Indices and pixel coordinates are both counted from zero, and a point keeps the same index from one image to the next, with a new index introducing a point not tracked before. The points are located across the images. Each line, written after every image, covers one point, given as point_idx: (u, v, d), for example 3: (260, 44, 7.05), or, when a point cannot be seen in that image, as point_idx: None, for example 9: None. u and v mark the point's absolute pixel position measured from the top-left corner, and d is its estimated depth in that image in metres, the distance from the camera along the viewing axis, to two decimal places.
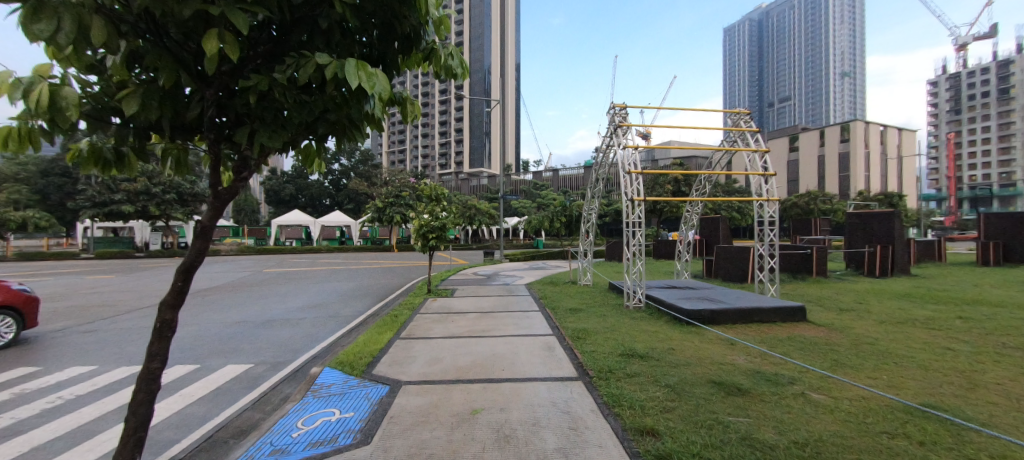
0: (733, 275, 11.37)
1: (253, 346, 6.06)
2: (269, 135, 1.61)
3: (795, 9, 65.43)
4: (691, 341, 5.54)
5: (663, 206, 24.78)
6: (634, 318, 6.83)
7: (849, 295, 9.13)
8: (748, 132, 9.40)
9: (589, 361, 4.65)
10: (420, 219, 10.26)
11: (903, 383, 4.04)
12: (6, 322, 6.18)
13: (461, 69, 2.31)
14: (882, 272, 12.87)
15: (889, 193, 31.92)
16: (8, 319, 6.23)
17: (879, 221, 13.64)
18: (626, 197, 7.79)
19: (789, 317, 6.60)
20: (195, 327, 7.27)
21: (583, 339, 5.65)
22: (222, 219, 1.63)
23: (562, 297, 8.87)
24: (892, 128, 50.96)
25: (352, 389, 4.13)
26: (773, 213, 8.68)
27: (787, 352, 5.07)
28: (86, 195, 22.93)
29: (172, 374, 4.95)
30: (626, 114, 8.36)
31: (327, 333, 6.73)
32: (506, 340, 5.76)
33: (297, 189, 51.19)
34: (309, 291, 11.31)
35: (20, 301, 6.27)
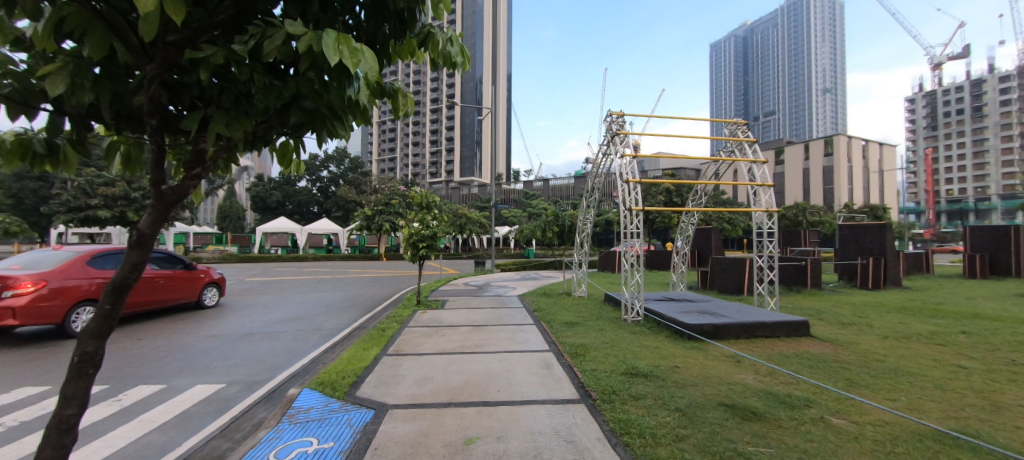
0: (729, 287, 11.18)
1: (227, 362, 5.59)
2: (229, 125, 1.31)
3: (778, 28, 67.72)
4: (696, 358, 5.28)
5: (655, 217, 24.75)
6: (633, 333, 6.54)
7: (847, 309, 9.03)
8: (745, 143, 9.29)
9: (590, 381, 4.36)
10: (411, 228, 9.89)
11: (922, 405, 3.85)
12: (215, 292, 9.81)
13: (461, 58, 2.06)
14: (875, 285, 12.87)
15: (873, 207, 32.61)
16: (214, 291, 9.81)
17: (872, 233, 13.68)
18: (623, 206, 7.55)
19: (792, 332, 6.42)
20: (165, 341, 6.73)
21: (582, 356, 5.34)
22: (165, 226, 1.30)
23: (557, 310, 8.56)
24: (873, 143, 52.35)
25: (333, 414, 3.74)
26: (771, 225, 8.52)
27: (798, 371, 4.85)
28: (60, 200, 21.97)
29: (136, 394, 4.51)
30: (623, 122, 8.14)
31: (309, 348, 6.29)
32: (500, 356, 5.42)
33: (284, 196, 50.31)
34: (292, 301, 10.82)
35: (221, 279, 9.92)
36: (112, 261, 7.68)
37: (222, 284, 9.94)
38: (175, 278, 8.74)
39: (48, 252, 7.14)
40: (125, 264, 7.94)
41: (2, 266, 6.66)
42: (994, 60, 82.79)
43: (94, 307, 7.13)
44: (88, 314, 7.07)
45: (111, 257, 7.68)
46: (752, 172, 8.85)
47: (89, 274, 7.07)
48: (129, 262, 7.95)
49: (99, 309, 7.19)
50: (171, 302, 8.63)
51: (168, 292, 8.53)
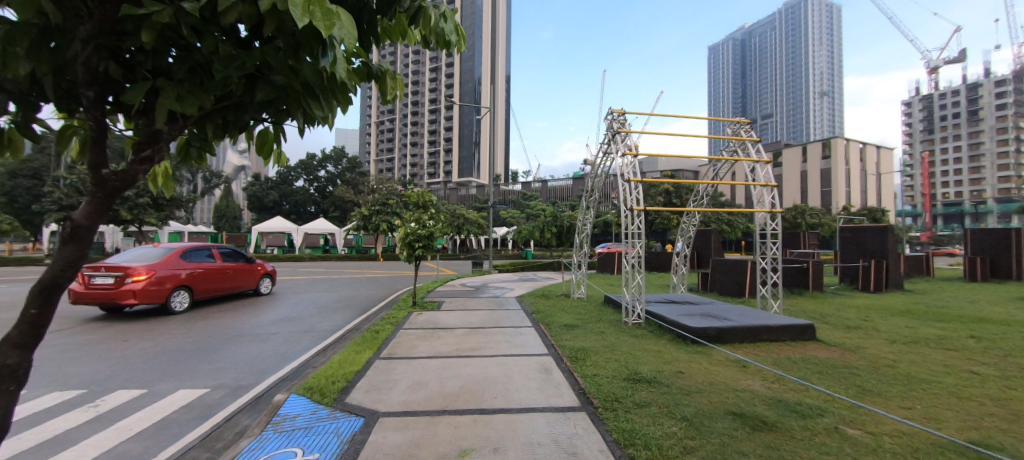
0: (730, 289, 11.03)
1: (214, 365, 5.38)
2: (182, 100, 1.12)
3: (776, 31, 68.12)
4: (700, 363, 5.11)
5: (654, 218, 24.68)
6: (635, 336, 6.35)
7: (851, 312, 8.89)
8: (748, 142, 9.10)
9: (592, 388, 4.17)
10: (407, 227, 9.69)
11: (938, 414, 3.69)
12: (269, 282, 11.71)
13: (456, 36, 1.87)
14: (877, 287, 12.75)
15: (872, 209, 32.67)
16: (268, 281, 11.71)
17: (873, 236, 13.58)
18: (625, 206, 7.38)
19: (797, 336, 6.26)
20: (151, 343, 6.50)
21: (582, 360, 5.15)
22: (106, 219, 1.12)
23: (556, 312, 8.36)
24: (870, 146, 52.51)
25: (320, 422, 3.53)
26: (775, 226, 8.36)
27: (805, 377, 4.69)
28: (52, 197, 21.66)
29: (118, 397, 4.31)
30: (625, 120, 7.97)
31: (299, 351, 6.07)
32: (498, 359, 5.23)
33: (281, 196, 50.00)
34: (286, 302, 10.59)
35: (272, 271, 11.77)
36: (195, 255, 9.63)
37: (273, 275, 11.78)
38: (239, 269, 10.62)
39: (150, 248, 9.10)
40: (202, 258, 9.83)
41: (119, 259, 8.64)
42: (990, 63, 83.33)
43: (184, 291, 9.06)
44: (181, 297, 9.02)
45: (194, 252, 9.60)
46: (755, 172, 8.70)
47: (180, 265, 9.02)
48: (206, 256, 9.88)
49: (189, 293, 9.14)
50: (237, 290, 10.52)
51: (234, 281, 10.41)
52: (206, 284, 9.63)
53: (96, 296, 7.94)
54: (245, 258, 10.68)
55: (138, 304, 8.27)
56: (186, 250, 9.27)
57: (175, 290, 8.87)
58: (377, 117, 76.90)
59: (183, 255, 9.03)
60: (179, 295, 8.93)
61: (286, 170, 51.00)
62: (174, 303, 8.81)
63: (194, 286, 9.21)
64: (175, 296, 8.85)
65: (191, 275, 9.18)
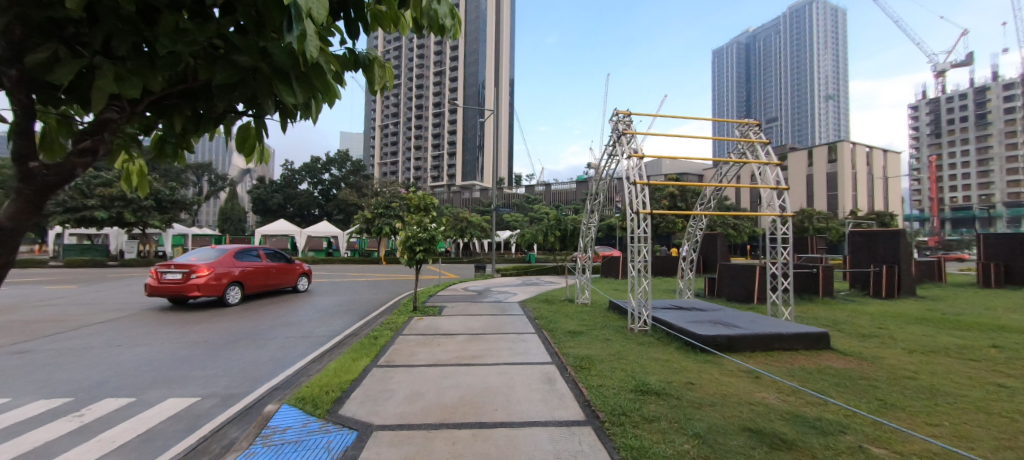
0: (738, 295, 10.77)
1: (206, 372, 5.21)
2: (123, 83, 0.96)
3: (780, 34, 67.94)
4: (711, 373, 4.88)
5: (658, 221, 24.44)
6: (642, 344, 6.12)
7: (864, 319, 8.62)
8: (757, 144, 8.86)
9: (598, 400, 3.96)
10: (408, 230, 9.53)
11: (969, 432, 3.45)
12: (306, 280, 13.06)
13: (452, 23, 1.72)
14: (888, 293, 12.43)
15: (880, 213, 32.19)
16: (305, 279, 13.06)
17: (884, 240, 13.27)
18: (631, 209, 7.17)
19: (811, 345, 6.02)
20: (145, 347, 6.35)
21: (587, 369, 4.94)
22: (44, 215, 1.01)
23: (560, 318, 8.15)
24: (877, 150, 51.98)
25: (311, 436, 3.34)
26: (786, 230, 8.09)
27: (823, 390, 4.45)
28: (57, 200, 21.79)
29: (104, 406, 4.15)
30: (631, 121, 7.77)
31: (295, 358, 5.89)
32: (499, 368, 5.04)
33: (285, 199, 50.23)
34: (285, 306, 10.45)
35: (308, 270, 13.11)
36: (245, 255, 11.06)
37: (310, 274, 13.12)
38: (281, 269, 11.99)
39: (209, 249, 10.57)
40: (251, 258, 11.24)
41: (185, 258, 10.12)
42: (998, 67, 82.44)
43: (238, 286, 10.48)
44: (234, 291, 10.40)
45: (244, 253, 11.01)
46: (764, 175, 8.47)
47: (234, 263, 10.42)
48: (254, 257, 11.26)
49: (240, 288, 10.49)
50: (279, 286, 11.89)
51: (278, 279, 11.79)
52: (254, 281, 10.99)
53: (167, 289, 9.37)
54: (286, 258, 12.03)
55: (200, 296, 9.66)
56: (238, 251, 10.67)
57: (229, 285, 10.24)
58: (382, 121, 77.28)
59: (236, 256, 10.42)
60: (233, 290, 10.32)
61: (290, 173, 51.26)
62: (229, 296, 10.19)
63: (245, 283, 10.57)
64: (229, 291, 10.21)
65: (242, 272, 10.55)
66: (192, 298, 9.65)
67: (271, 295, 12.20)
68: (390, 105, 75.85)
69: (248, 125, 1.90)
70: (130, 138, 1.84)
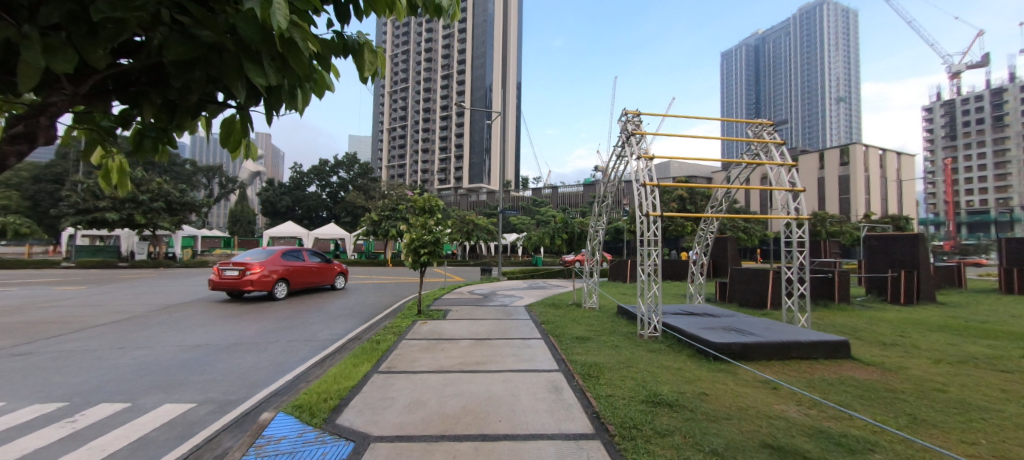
0: (751, 300, 10.48)
1: (205, 377, 5.11)
2: (53, 56, 0.84)
3: (790, 36, 67.20)
4: (725, 383, 4.66)
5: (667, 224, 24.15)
6: (652, 351, 5.90)
7: (884, 326, 8.30)
8: (771, 144, 8.58)
9: (607, 412, 3.76)
10: (412, 232, 9.42)
11: (1009, 451, 3.19)
12: (341, 278, 14.53)
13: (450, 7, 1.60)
14: (907, 300, 12.03)
15: (895, 217, 31.50)
16: (341, 278, 14.53)
17: (902, 244, 12.86)
18: (640, 211, 6.96)
19: (831, 353, 5.75)
20: (145, 351, 6.27)
21: (595, 377, 4.74)
22: None
23: (566, 323, 7.96)
24: (891, 153, 50.99)
25: (306, 447, 3.18)
26: (802, 234, 7.78)
27: (846, 402, 4.20)
28: (70, 202, 22.13)
29: (98, 411, 4.06)
30: (640, 122, 7.56)
31: (296, 362, 5.77)
32: (504, 375, 4.85)
33: (294, 201, 50.69)
34: (290, 308, 10.37)
35: (343, 269, 14.54)
36: (291, 255, 12.59)
37: (345, 273, 14.58)
38: (320, 268, 13.49)
39: (261, 249, 12.19)
40: (296, 258, 12.78)
41: (242, 257, 11.75)
42: (1016, 67, 80.60)
43: (284, 283, 12.00)
44: (280, 287, 11.88)
45: (290, 253, 12.54)
46: (778, 176, 8.20)
47: (281, 262, 11.93)
48: (298, 257, 12.75)
49: (285, 284, 11.96)
50: (319, 284, 13.36)
51: (318, 276, 13.28)
52: (297, 278, 12.47)
53: (226, 284, 10.95)
54: (325, 259, 13.47)
55: (253, 290, 11.18)
56: (284, 252, 12.16)
57: (277, 281, 11.73)
58: (390, 124, 77.81)
59: (283, 256, 11.91)
60: (280, 286, 11.82)
61: (299, 176, 51.78)
62: (276, 291, 11.71)
63: (289, 280, 12.04)
64: (276, 286, 11.70)
65: (287, 270, 12.01)
66: (246, 291, 11.21)
67: (300, 293, 13.14)
68: (398, 109, 76.38)
69: (232, 118, 1.82)
70: (109, 133, 1.78)
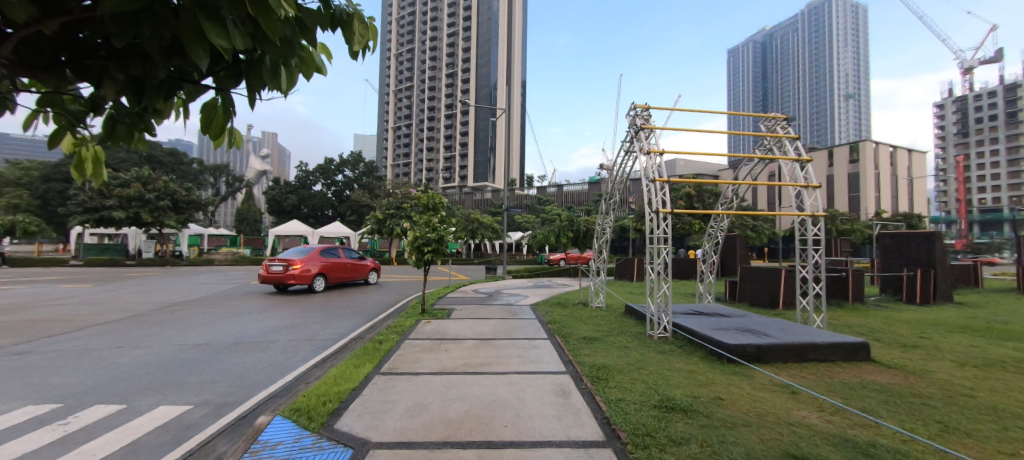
0: (762, 300, 10.23)
1: (203, 377, 4.99)
2: None
3: (798, 32, 66.31)
4: (740, 387, 4.45)
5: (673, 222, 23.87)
6: (662, 353, 5.69)
7: (903, 327, 8.01)
8: (785, 139, 8.29)
9: (618, 418, 3.57)
10: (416, 230, 9.26)
11: None
12: (374, 274, 15.67)
13: None
14: (924, 300, 11.70)
15: (907, 215, 30.88)
16: (373, 273, 15.66)
17: (918, 243, 12.48)
18: (650, 208, 6.75)
19: (850, 356, 5.51)
20: (145, 350, 6.19)
21: (604, 380, 4.55)
22: None
23: (573, 323, 7.77)
24: (902, 150, 50.07)
25: (302, 453, 3.02)
26: (817, 231, 7.48)
27: (870, 408, 3.97)
28: (77, 200, 22.27)
29: (92, 413, 3.95)
30: (649, 116, 7.33)
31: (296, 362, 5.65)
32: (509, 378, 4.68)
33: (299, 200, 50.91)
34: (293, 307, 10.27)
35: (375, 266, 15.66)
36: (328, 252, 13.82)
37: (378, 269, 15.71)
38: (355, 264, 14.65)
39: (302, 247, 13.49)
40: (332, 255, 14.00)
41: (286, 254, 13.09)
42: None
43: (322, 278, 13.22)
44: (319, 281, 13.13)
45: (327, 251, 13.77)
46: (793, 172, 7.91)
47: (319, 258, 13.15)
48: (335, 254, 13.97)
49: (323, 279, 13.19)
50: (353, 279, 14.54)
51: (352, 272, 14.44)
52: (334, 273, 13.69)
53: (273, 278, 12.28)
54: (359, 256, 14.61)
55: (295, 283, 12.46)
56: (323, 249, 13.39)
57: (316, 276, 12.97)
58: (394, 123, 77.95)
59: (321, 253, 13.13)
60: (318, 280, 13.05)
61: (304, 175, 52.02)
62: (316, 285, 12.96)
63: (327, 275, 13.25)
64: (315, 280, 12.94)
65: (325, 266, 13.22)
66: (290, 285, 12.51)
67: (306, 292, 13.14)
68: (403, 107, 76.47)
69: (214, 102, 1.68)
70: (79, 119, 1.65)
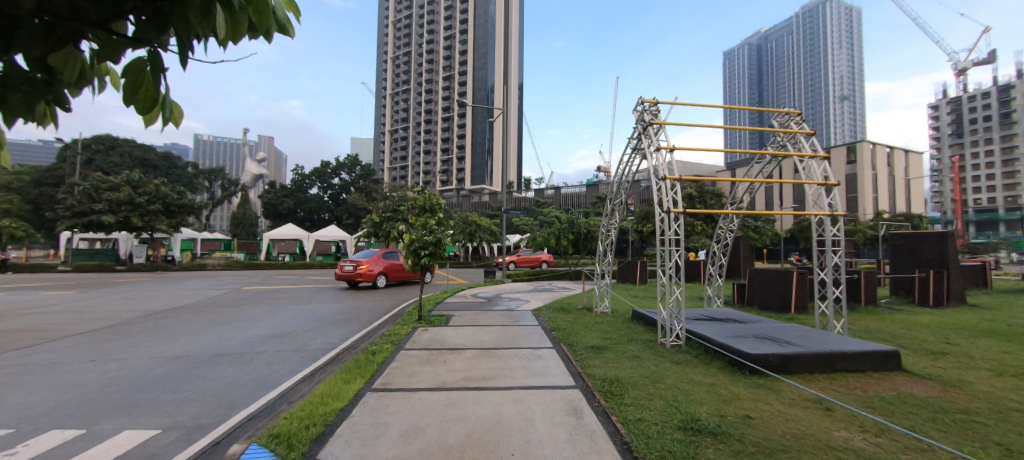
0: (773, 303, 9.85)
1: (178, 395, 4.56)
2: None
3: (794, 34, 66.43)
4: (769, 403, 4.04)
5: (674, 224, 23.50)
6: (678, 363, 5.27)
7: (923, 332, 7.62)
8: (800, 135, 7.87)
9: (641, 443, 3.14)
10: (412, 233, 8.82)
11: None
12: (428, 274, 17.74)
13: None
14: (937, 302, 11.31)
15: (909, 216, 30.60)
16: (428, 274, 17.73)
17: (930, 244, 12.13)
18: (661, 208, 6.32)
19: (880, 365, 5.12)
20: (120, 363, 5.74)
21: (619, 396, 4.15)
22: None
23: (578, 330, 7.36)
24: (899, 151, 50.04)
25: None
26: (838, 231, 7.00)
27: (917, 427, 3.57)
28: (65, 204, 21.72)
29: (46, 441, 3.49)
30: (658, 111, 6.91)
31: (282, 377, 5.20)
32: (514, 394, 4.26)
33: (295, 204, 50.43)
34: (284, 314, 9.80)
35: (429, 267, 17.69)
36: (389, 255, 16.01)
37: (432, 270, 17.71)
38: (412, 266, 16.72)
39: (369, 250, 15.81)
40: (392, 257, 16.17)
41: (356, 256, 15.49)
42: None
43: (384, 276, 15.42)
44: (381, 279, 15.36)
45: (388, 253, 15.96)
46: (810, 170, 7.50)
47: (380, 259, 15.34)
48: (395, 257, 16.17)
49: (384, 277, 15.35)
50: (410, 278, 16.65)
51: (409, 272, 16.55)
52: (394, 273, 15.79)
53: (345, 276, 14.67)
54: None
55: (362, 280, 14.75)
56: (385, 253, 15.59)
57: (379, 275, 15.18)
58: (392, 125, 77.50)
59: (383, 256, 15.35)
60: (380, 278, 15.27)
61: (300, 178, 51.53)
62: (379, 281, 15.25)
63: (387, 274, 15.37)
64: (378, 278, 15.15)
65: (386, 266, 15.37)
66: (358, 282, 14.86)
67: (302, 298, 12.77)
68: (400, 110, 76.03)
69: (140, 62, 1.28)
70: None
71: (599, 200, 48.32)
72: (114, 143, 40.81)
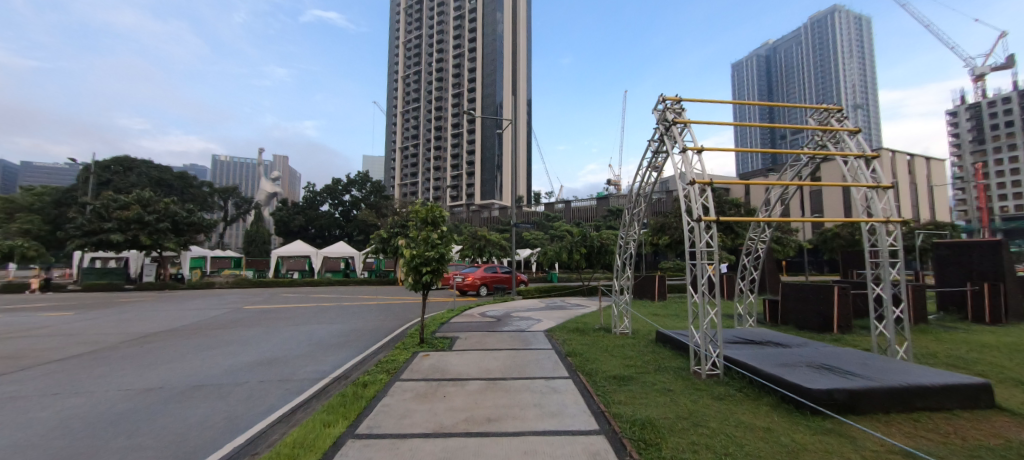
0: (811, 322, 8.93)
1: (130, 440, 3.88)
2: None
3: (803, 44, 65.70)
4: (848, 457, 3.14)
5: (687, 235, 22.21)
6: (719, 399, 4.43)
7: (996, 355, 6.59)
8: (844, 133, 7.07)
9: None
10: (413, 248, 8.16)
11: None
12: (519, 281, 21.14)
13: None
14: (994, 319, 10.07)
15: (938, 226, 29.03)
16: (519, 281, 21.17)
17: (979, 253, 11.00)
18: (690, 216, 5.56)
19: (969, 402, 4.20)
20: (79, 399, 5.10)
21: (652, 447, 3.33)
22: None
23: (596, 354, 6.56)
24: (920, 158, 48.31)
25: None
26: (894, 240, 6.06)
27: None
28: (76, 223, 21.83)
29: None
30: (682, 109, 6.22)
31: (254, 417, 4.48)
32: (525, 443, 3.44)
33: (306, 221, 50.89)
34: (280, 336, 9.21)
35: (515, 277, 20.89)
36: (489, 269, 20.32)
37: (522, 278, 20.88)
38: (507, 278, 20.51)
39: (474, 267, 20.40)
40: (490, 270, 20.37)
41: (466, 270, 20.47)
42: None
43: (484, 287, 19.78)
44: (483, 289, 19.68)
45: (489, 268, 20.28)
46: (858, 172, 6.67)
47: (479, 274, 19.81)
48: (493, 270, 20.29)
49: (484, 287, 19.61)
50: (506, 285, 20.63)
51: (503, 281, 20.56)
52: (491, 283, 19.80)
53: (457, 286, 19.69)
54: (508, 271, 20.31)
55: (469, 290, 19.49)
56: (485, 268, 19.93)
57: (480, 286, 19.59)
58: (401, 142, 78.27)
59: (481, 270, 19.64)
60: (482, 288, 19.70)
61: (312, 195, 51.99)
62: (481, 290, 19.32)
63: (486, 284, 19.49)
64: (480, 288, 19.57)
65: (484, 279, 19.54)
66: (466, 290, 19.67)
67: (305, 318, 12.26)
68: (410, 128, 76.87)
69: None
70: None
71: (610, 214, 47.56)
72: (131, 164, 41.76)
